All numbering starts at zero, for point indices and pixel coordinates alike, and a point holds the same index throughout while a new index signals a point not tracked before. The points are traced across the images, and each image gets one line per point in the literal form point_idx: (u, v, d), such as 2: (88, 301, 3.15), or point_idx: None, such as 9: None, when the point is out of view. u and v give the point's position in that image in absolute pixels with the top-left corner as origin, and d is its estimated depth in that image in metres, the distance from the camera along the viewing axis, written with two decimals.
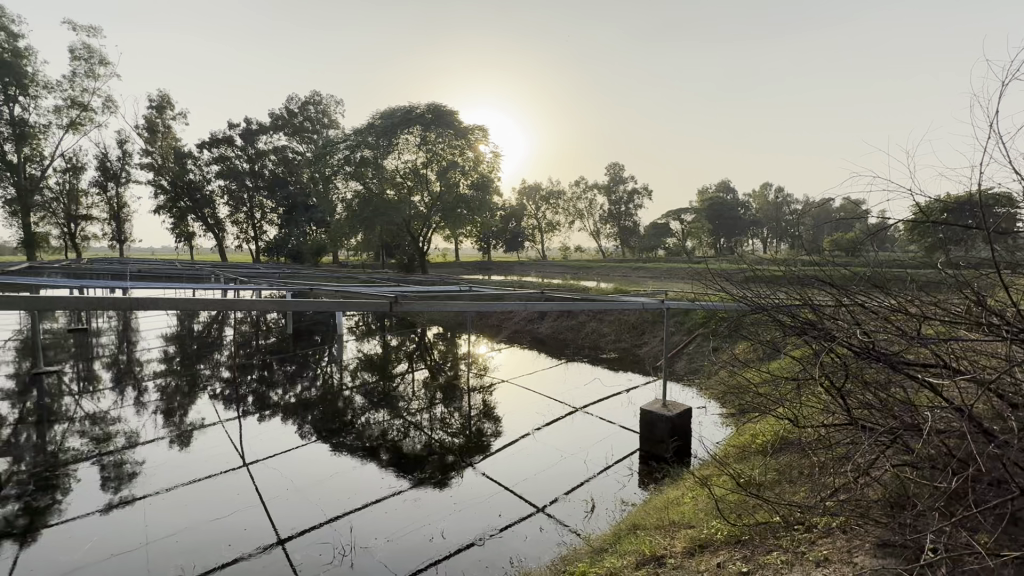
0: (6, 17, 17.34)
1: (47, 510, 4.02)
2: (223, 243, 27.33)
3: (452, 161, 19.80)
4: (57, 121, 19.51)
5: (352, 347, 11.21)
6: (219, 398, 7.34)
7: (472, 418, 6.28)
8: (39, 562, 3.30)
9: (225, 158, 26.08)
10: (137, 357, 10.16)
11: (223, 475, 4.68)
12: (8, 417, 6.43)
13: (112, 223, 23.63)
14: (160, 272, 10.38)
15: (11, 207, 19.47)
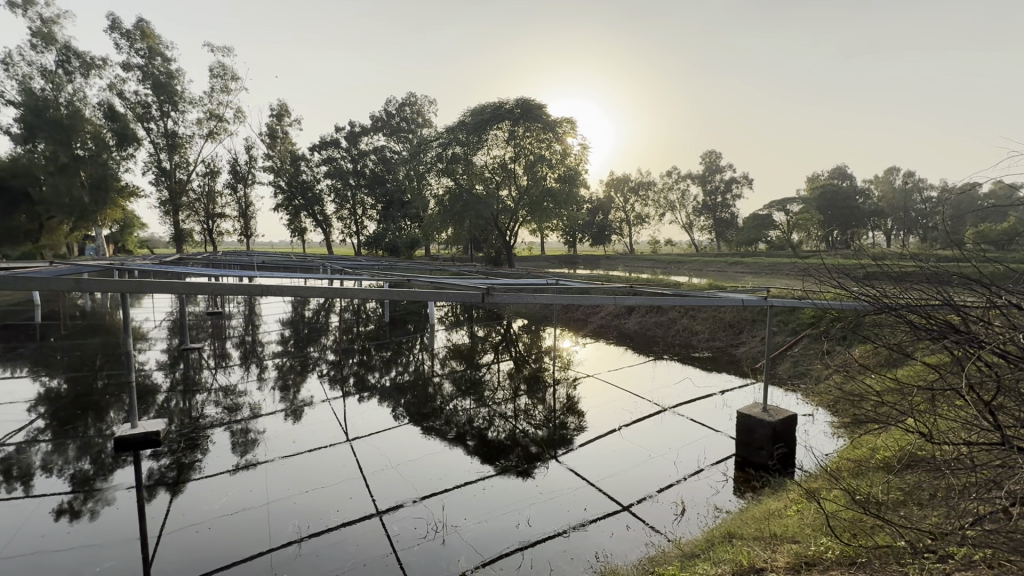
0: (162, 45, 20.41)
1: (191, 466, 4.69)
2: (329, 237, 29.92)
3: (540, 155, 19.85)
4: (199, 131, 22.53)
5: (442, 336, 11.74)
6: (326, 378, 8.09)
7: (555, 411, 6.31)
8: (188, 509, 3.88)
9: (333, 159, 28.55)
10: (260, 339, 11.50)
11: (330, 448, 5.16)
12: (162, 385, 7.61)
13: (241, 220, 26.86)
14: (279, 264, 11.63)
15: (165, 206, 22.91)
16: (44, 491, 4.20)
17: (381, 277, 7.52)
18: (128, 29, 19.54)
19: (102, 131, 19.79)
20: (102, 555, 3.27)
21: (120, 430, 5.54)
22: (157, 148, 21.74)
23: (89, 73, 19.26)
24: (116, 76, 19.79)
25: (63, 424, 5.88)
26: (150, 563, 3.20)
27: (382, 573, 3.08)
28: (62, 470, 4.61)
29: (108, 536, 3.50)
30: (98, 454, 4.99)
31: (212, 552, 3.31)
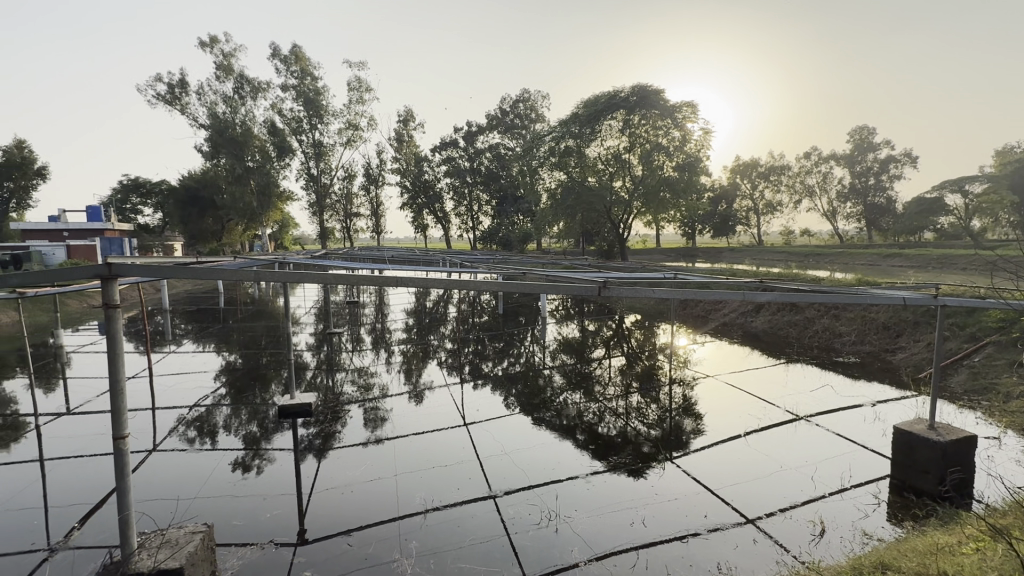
0: (312, 65, 23.30)
1: (333, 435, 5.35)
2: (448, 232, 31.79)
3: (656, 143, 18.91)
4: (339, 140, 25.29)
5: (552, 329, 11.86)
6: (444, 365, 8.67)
7: (669, 411, 6.02)
8: (332, 473, 4.44)
9: (452, 159, 30.19)
10: (388, 326, 12.69)
11: (449, 430, 5.51)
12: (311, 363, 8.79)
13: (373, 219, 29.73)
14: (404, 257, 12.67)
15: (313, 208, 26.25)
16: (226, 446, 5.09)
17: (495, 271, 7.79)
18: (285, 54, 22.64)
19: (266, 144, 22.61)
20: (268, 503, 3.88)
21: (280, 401, 6.51)
22: (307, 157, 24.92)
23: (256, 96, 22.60)
24: (276, 96, 23.03)
25: (239, 392, 7.07)
26: (304, 514, 3.71)
27: (499, 551, 3.23)
28: (238, 430, 5.54)
29: (272, 489, 4.14)
30: (263, 419, 5.91)
31: (353, 513, 3.74)
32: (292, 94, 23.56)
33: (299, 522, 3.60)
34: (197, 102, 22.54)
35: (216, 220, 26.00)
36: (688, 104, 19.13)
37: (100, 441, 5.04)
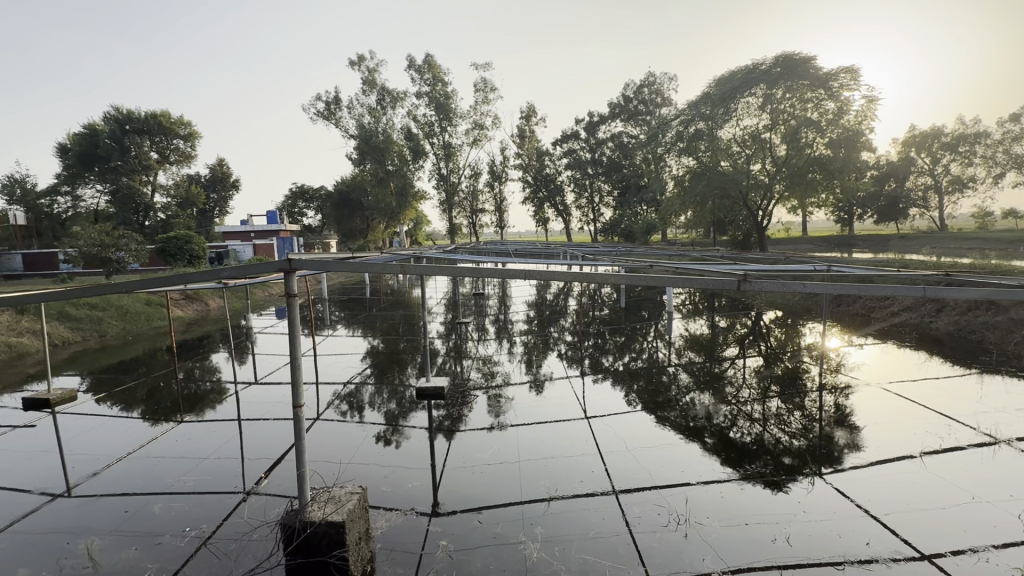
0: (442, 72, 24.89)
1: (460, 418, 5.72)
2: (569, 225, 31.79)
3: (804, 118, 16.72)
4: (466, 140, 26.68)
5: (678, 324, 11.22)
6: (564, 357, 8.74)
7: (817, 421, 5.34)
8: (463, 454, 4.75)
9: (573, 151, 30.06)
10: (511, 317, 13.15)
11: (569, 422, 5.55)
12: (441, 350, 9.50)
13: (497, 214, 30.94)
14: (528, 251, 12.99)
15: (443, 206, 28.18)
16: (371, 421, 5.74)
17: (618, 263, 7.59)
18: (420, 64, 24.51)
19: (403, 149, 24.70)
20: (406, 475, 4.29)
21: (415, 384, 7.14)
22: (437, 158, 26.77)
23: (395, 105, 24.84)
24: (412, 104, 25.05)
25: (382, 372, 7.92)
26: (438, 488, 4.03)
27: (624, 549, 3.17)
28: (380, 408, 6.21)
29: (410, 462, 4.56)
30: (401, 398, 6.54)
31: (481, 492, 3.96)
32: (425, 100, 25.41)
33: (432, 495, 3.92)
34: (348, 116, 25.49)
35: (363, 219, 29.33)
36: (848, 69, 16.48)
37: (277, 408, 6.03)
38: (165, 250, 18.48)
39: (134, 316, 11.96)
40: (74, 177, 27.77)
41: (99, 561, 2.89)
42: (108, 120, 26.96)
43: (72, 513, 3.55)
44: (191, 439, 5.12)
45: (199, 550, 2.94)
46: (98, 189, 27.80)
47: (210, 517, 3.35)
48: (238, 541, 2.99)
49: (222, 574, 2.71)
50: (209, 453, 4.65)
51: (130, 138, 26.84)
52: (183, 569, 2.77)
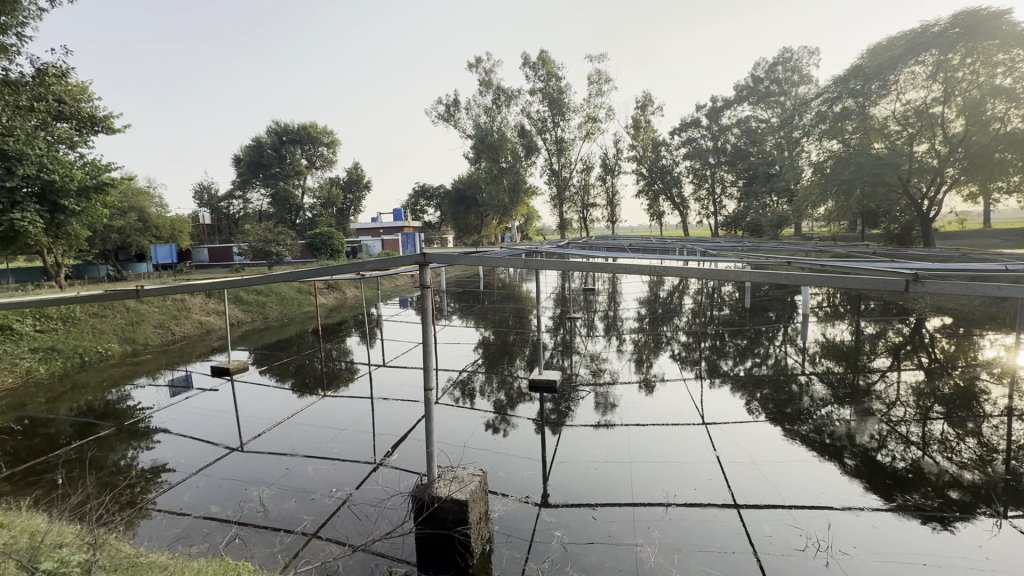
0: (556, 67, 24.93)
1: (565, 413, 5.74)
2: (686, 219, 30.00)
3: (992, 86, 13.78)
4: (579, 134, 26.41)
5: (815, 329, 9.99)
6: (677, 358, 8.32)
7: (1000, 453, 4.42)
8: (571, 449, 4.75)
9: (692, 140, 28.28)
10: (621, 314, 12.82)
11: (685, 427, 5.26)
12: (550, 344, 9.60)
13: (609, 208, 30.26)
14: (642, 246, 12.55)
15: (554, 201, 28.32)
16: (482, 408, 6.01)
17: (743, 259, 6.92)
18: (534, 61, 24.83)
19: (517, 147, 25.22)
20: (515, 463, 4.42)
21: (524, 376, 7.30)
22: (550, 153, 26.93)
23: (510, 103, 25.47)
24: (526, 101, 25.44)
25: (493, 363, 8.23)
26: (548, 481, 4.09)
27: (750, 569, 2.94)
28: (490, 396, 6.47)
29: (518, 452, 4.68)
30: (510, 389, 6.75)
31: (592, 489, 3.94)
32: (538, 97, 25.69)
33: (543, 486, 4.00)
34: (466, 117, 26.74)
35: (477, 215, 30.65)
36: None
37: (401, 390, 6.59)
38: (312, 244, 21.16)
39: (288, 302, 13.87)
40: (245, 183, 32.91)
41: (268, 507, 3.42)
42: (270, 133, 31.45)
43: (246, 465, 4.24)
44: (332, 411, 5.82)
45: (343, 509, 3.33)
46: (262, 192, 32.62)
47: (351, 482, 3.78)
48: (375, 506, 3.34)
49: (363, 533, 3.04)
50: (346, 426, 5.24)
51: (287, 148, 31.08)
52: (331, 522, 3.16)
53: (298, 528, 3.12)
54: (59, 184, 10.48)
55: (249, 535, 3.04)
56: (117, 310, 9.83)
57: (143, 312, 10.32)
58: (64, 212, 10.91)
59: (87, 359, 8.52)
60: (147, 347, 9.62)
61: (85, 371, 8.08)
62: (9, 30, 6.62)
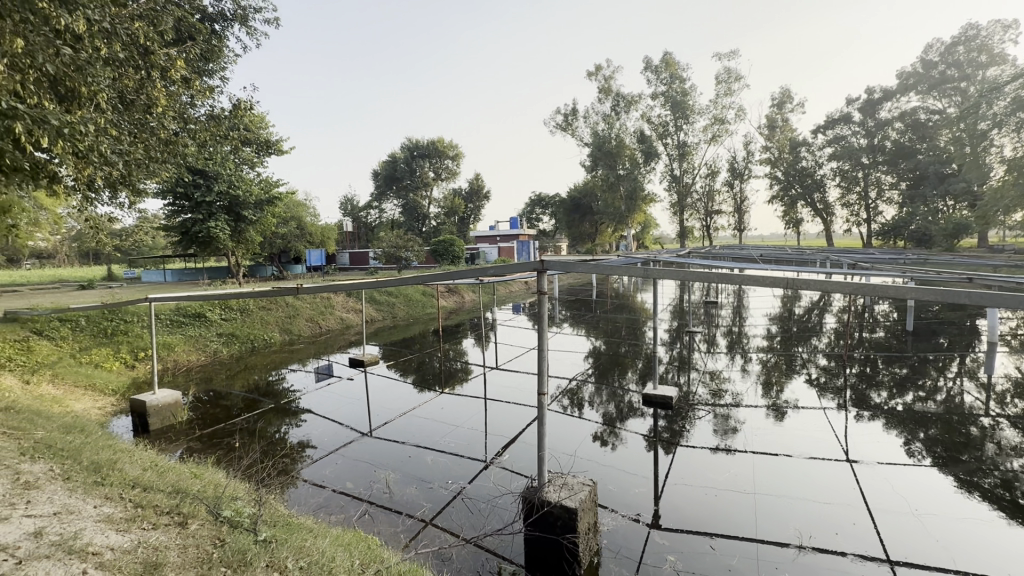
0: (681, 69, 23.85)
1: (679, 433, 5.41)
2: (831, 227, 26.58)
3: None
4: (704, 137, 24.87)
5: (1005, 362, 8.16)
6: (814, 383, 7.37)
7: None
8: (685, 471, 4.47)
9: (841, 137, 25.05)
10: (747, 331, 11.75)
11: (822, 462, 4.65)
12: (664, 358, 9.15)
13: (736, 215, 28.01)
14: (776, 256, 11.40)
15: (674, 208, 26.96)
16: (590, 419, 5.93)
17: (907, 274, 5.89)
18: (657, 64, 24.00)
19: (635, 153, 24.55)
20: (623, 479, 4.29)
21: (636, 390, 7.05)
22: (671, 158, 25.76)
23: (629, 109, 24.91)
24: (646, 106, 24.65)
25: (603, 374, 8.08)
26: (660, 501, 3.89)
27: None
28: (599, 408, 6.35)
29: (627, 468, 4.52)
30: (620, 402, 6.56)
31: (710, 517, 3.67)
32: (660, 100, 24.75)
33: (654, 506, 3.82)
34: (584, 125, 26.77)
35: (592, 223, 30.41)
36: None
37: (512, 393, 6.76)
38: (437, 251, 22.76)
39: (414, 303, 15.05)
40: (381, 195, 36.49)
41: (392, 490, 3.74)
42: (404, 149, 34.53)
43: (375, 449, 4.68)
44: (448, 408, 6.17)
45: (458, 501, 3.51)
46: (395, 203, 35.87)
47: (465, 476, 3.98)
48: (486, 502, 3.47)
49: (475, 527, 3.17)
50: (461, 423, 5.52)
51: (417, 162, 33.89)
52: (446, 512, 3.35)
53: (418, 513, 3.36)
54: (242, 198, 12.99)
55: (375, 514, 3.35)
56: (279, 304, 11.51)
57: (299, 307, 11.95)
58: (246, 221, 13.42)
59: (256, 345, 10.11)
60: (300, 338, 11.12)
61: (254, 355, 9.58)
62: (213, 72, 8.10)
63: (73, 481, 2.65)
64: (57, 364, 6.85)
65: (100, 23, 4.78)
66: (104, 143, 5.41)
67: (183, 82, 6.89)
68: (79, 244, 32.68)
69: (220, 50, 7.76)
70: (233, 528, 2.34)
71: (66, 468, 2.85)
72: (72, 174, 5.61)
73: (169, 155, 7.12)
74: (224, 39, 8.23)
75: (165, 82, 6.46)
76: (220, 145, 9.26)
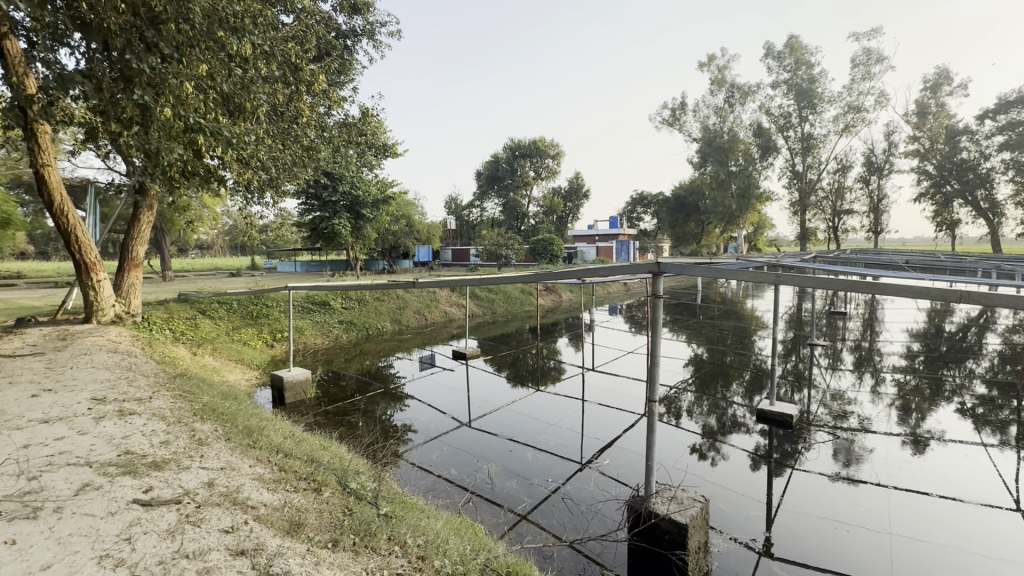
0: (808, 53, 21.57)
1: (791, 454, 4.91)
2: (998, 229, 22.33)
3: None
4: (834, 128, 22.24)
5: None
6: (969, 414, 6.25)
7: None
8: (801, 498, 4.03)
9: (1017, 123, 20.94)
10: (880, 348, 10.32)
11: (981, 508, 3.92)
12: (775, 371, 8.37)
13: (872, 216, 24.69)
14: (921, 262, 9.87)
15: (794, 207, 24.47)
16: (688, 429, 5.62)
17: None
18: (780, 50, 21.96)
19: (750, 148, 22.71)
20: (728, 497, 4.01)
21: (741, 403, 6.53)
22: (793, 153, 23.41)
23: (745, 100, 23.09)
24: (766, 96, 22.65)
25: (704, 383, 7.61)
26: (771, 528, 3.56)
27: None
28: (699, 419, 5.99)
29: (730, 486, 4.21)
30: (722, 415, 6.13)
31: (833, 554, 3.27)
32: (782, 90, 22.61)
33: (766, 533, 3.50)
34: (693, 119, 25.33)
35: (698, 223, 28.68)
36: None
37: (607, 396, 6.62)
38: (535, 249, 23.04)
39: (512, 300, 15.36)
40: (483, 194, 37.71)
41: (494, 482, 3.85)
42: (506, 150, 35.37)
43: (475, 440, 4.87)
44: (544, 406, 6.21)
45: (558, 501, 3.52)
46: (496, 203, 36.85)
47: (563, 476, 3.98)
48: (587, 505, 3.43)
49: (576, 528, 3.16)
50: (556, 422, 5.53)
51: (519, 162, 34.55)
52: (546, 510, 3.38)
53: (518, 507, 3.43)
54: (361, 197, 14.24)
55: (479, 503, 3.47)
56: (391, 295, 12.41)
57: (407, 299, 12.79)
58: (364, 219, 14.69)
59: (370, 332, 11.01)
60: (407, 328, 11.91)
61: (368, 342, 10.45)
62: (344, 84, 8.90)
63: (232, 442, 3.10)
64: (216, 340, 8.04)
65: (262, 46, 5.54)
66: (260, 151, 6.25)
67: (321, 94, 7.69)
68: (231, 239, 38.05)
69: (350, 64, 8.52)
70: (358, 499, 2.58)
71: (227, 429, 3.34)
72: (236, 177, 6.54)
73: (308, 161, 7.99)
74: (354, 53, 9.02)
75: (308, 95, 7.27)
76: (348, 150, 10.17)
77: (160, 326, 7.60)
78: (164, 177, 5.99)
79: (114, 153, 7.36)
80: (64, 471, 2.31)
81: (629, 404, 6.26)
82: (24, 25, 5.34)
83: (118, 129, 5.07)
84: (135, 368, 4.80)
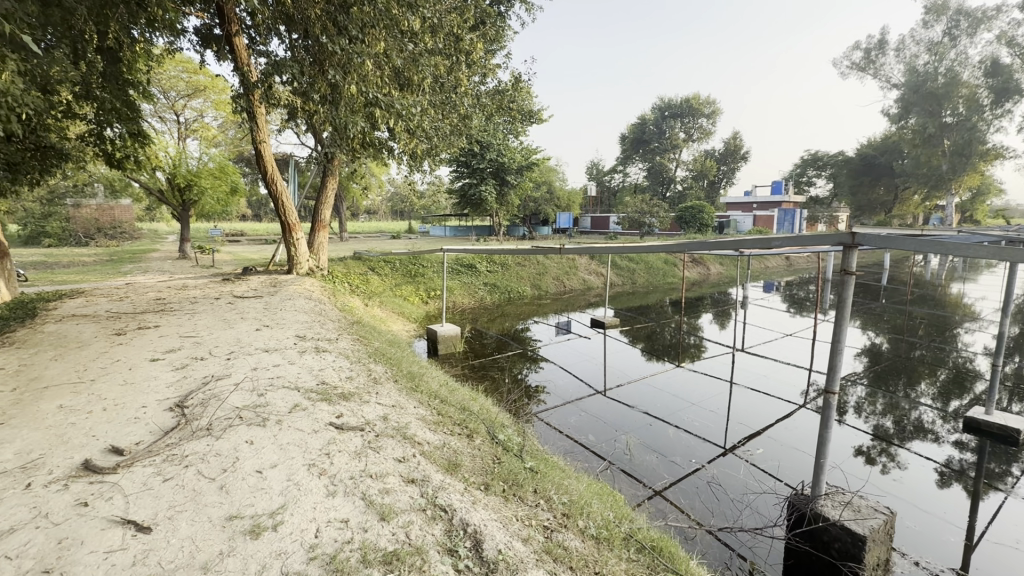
0: None
1: (1000, 475, 3.95)
2: None
3: None
4: None
5: None
6: None
7: None
8: (1014, 530, 3.23)
9: None
10: None
11: None
12: (985, 373, 6.75)
13: None
14: None
15: None
16: (854, 428, 4.86)
17: None
18: None
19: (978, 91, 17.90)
20: (908, 513, 3.39)
21: (929, 407, 5.43)
22: None
23: (976, 30, 18.14)
24: (1009, 21, 17.49)
25: (879, 378, 6.47)
26: (966, 559, 2.94)
27: None
28: (868, 418, 5.14)
29: (910, 500, 3.56)
30: (901, 417, 5.17)
31: None
32: None
33: (962, 564, 2.89)
34: (895, 60, 20.77)
35: (889, 188, 23.88)
36: None
37: (757, 381, 6.03)
38: (683, 218, 21.56)
39: (654, 271, 14.67)
40: (626, 159, 36.13)
41: (632, 453, 3.81)
42: (654, 110, 33.21)
43: (612, 409, 4.85)
44: (686, 383, 5.89)
45: (702, 484, 3.35)
46: (640, 167, 35.07)
47: (709, 459, 3.76)
48: (735, 495, 3.21)
49: (722, 516, 2.98)
50: (699, 402, 5.22)
51: (668, 123, 32.23)
52: (688, 491, 3.25)
53: (659, 483, 3.35)
54: (507, 164, 14.68)
55: (617, 473, 3.46)
56: (532, 261, 12.74)
57: (547, 265, 13.02)
58: (509, 185, 15.14)
59: (512, 296, 11.50)
60: (546, 294, 12.17)
61: (509, 304, 10.95)
62: (496, 52, 9.06)
63: (399, 384, 3.53)
64: (382, 294, 9.15)
65: (429, 19, 5.87)
66: (424, 121, 6.77)
67: (477, 64, 7.97)
68: (393, 205, 42.55)
69: (503, 31, 8.63)
70: (506, 451, 2.76)
71: (395, 373, 3.81)
72: (402, 146, 7.20)
73: (463, 131, 8.43)
74: (507, 18, 9.10)
75: (465, 66, 7.59)
76: (498, 118, 10.46)
77: (341, 279, 8.87)
78: (348, 147, 6.83)
79: (309, 129, 8.58)
80: (282, 391, 2.87)
81: (783, 392, 5.61)
82: (247, 22, 6.39)
83: (315, 106, 5.88)
84: (324, 313, 5.70)
